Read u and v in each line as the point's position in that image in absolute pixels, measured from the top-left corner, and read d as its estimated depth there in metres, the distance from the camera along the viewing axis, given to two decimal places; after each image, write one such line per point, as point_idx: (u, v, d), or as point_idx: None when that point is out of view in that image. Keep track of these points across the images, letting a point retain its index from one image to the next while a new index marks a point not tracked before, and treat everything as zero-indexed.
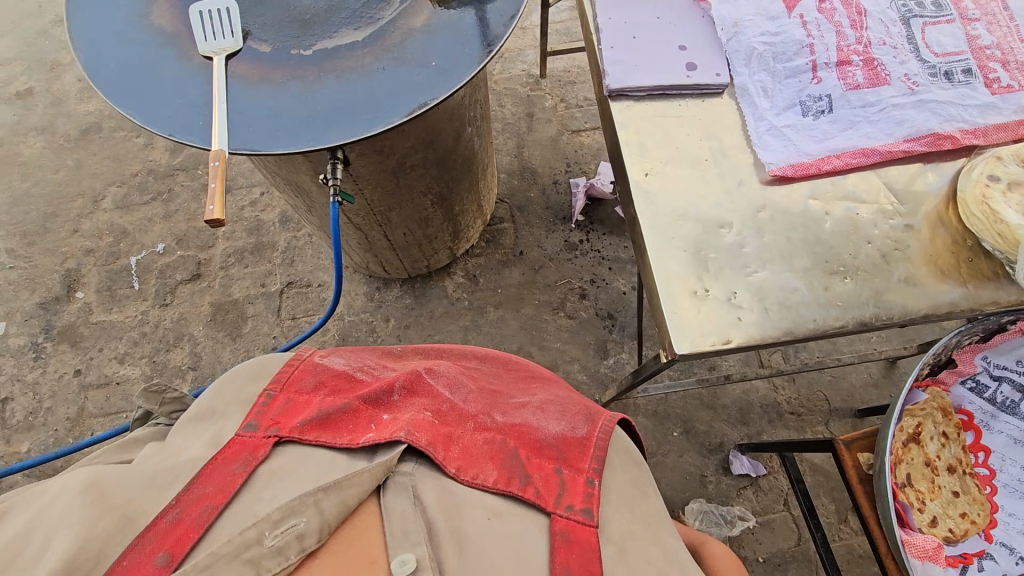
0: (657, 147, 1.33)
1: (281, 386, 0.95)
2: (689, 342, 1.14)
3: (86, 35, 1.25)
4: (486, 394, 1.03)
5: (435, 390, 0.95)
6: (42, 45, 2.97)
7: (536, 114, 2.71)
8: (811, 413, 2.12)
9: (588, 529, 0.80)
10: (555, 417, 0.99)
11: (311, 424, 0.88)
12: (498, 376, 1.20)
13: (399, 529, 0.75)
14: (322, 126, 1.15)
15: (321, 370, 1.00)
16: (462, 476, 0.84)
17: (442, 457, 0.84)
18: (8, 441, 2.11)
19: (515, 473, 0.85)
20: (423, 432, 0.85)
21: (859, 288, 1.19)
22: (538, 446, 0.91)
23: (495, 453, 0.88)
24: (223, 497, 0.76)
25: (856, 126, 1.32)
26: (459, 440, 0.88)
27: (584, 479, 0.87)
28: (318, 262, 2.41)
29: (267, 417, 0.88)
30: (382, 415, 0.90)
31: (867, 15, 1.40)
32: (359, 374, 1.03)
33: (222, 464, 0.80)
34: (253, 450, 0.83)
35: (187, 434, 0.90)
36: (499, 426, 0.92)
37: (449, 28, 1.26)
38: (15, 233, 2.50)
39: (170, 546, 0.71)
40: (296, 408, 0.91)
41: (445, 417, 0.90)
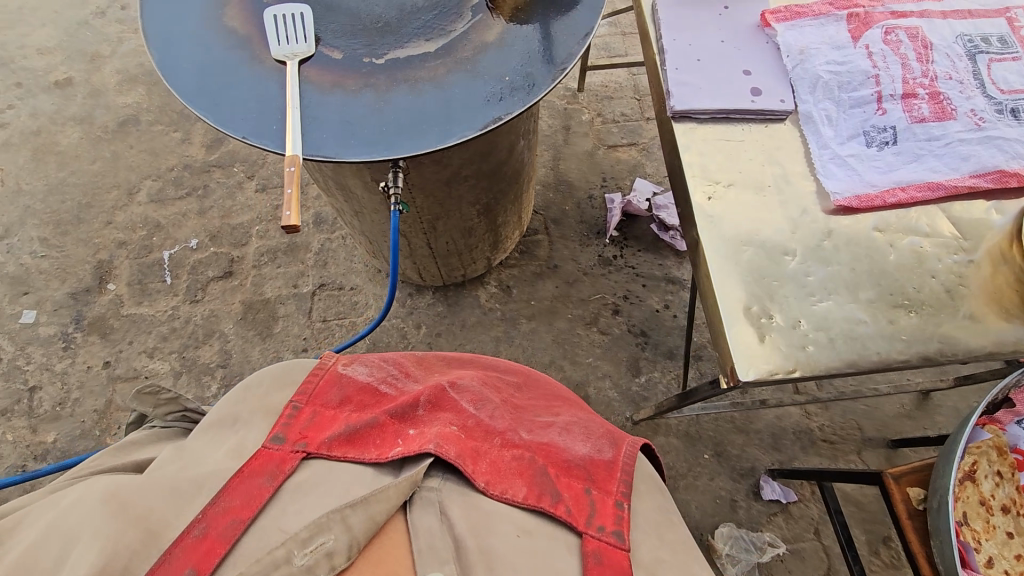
0: (720, 171, 1.33)
1: (307, 398, 0.95)
2: (754, 370, 1.14)
3: (162, 36, 1.27)
4: (511, 408, 1.03)
5: (459, 406, 0.95)
6: (83, 37, 3.00)
7: (573, 128, 2.74)
8: (844, 442, 2.11)
9: (620, 552, 0.81)
10: (581, 438, 0.99)
11: (338, 439, 0.89)
12: (522, 385, 1.19)
13: (427, 545, 0.78)
14: (396, 136, 1.16)
15: (347, 382, 1.00)
16: (491, 491, 0.86)
17: (471, 472, 0.86)
18: (34, 431, 2.09)
19: (546, 490, 0.87)
20: (451, 445, 0.87)
21: (924, 323, 1.18)
22: (567, 465, 0.91)
23: (524, 470, 0.88)
24: (249, 512, 0.78)
25: (921, 159, 1.29)
26: (486, 455, 0.89)
27: (613, 501, 0.88)
28: (351, 265, 2.41)
29: (295, 430, 0.90)
30: (409, 430, 0.90)
31: (932, 49, 1.39)
32: (383, 387, 1.02)
33: (250, 477, 0.82)
34: (279, 463, 0.85)
35: (211, 443, 0.91)
36: (527, 443, 0.92)
37: (521, 44, 1.27)
38: (49, 222, 2.50)
39: (197, 561, 0.73)
40: (323, 422, 0.92)
41: (471, 432, 0.91)
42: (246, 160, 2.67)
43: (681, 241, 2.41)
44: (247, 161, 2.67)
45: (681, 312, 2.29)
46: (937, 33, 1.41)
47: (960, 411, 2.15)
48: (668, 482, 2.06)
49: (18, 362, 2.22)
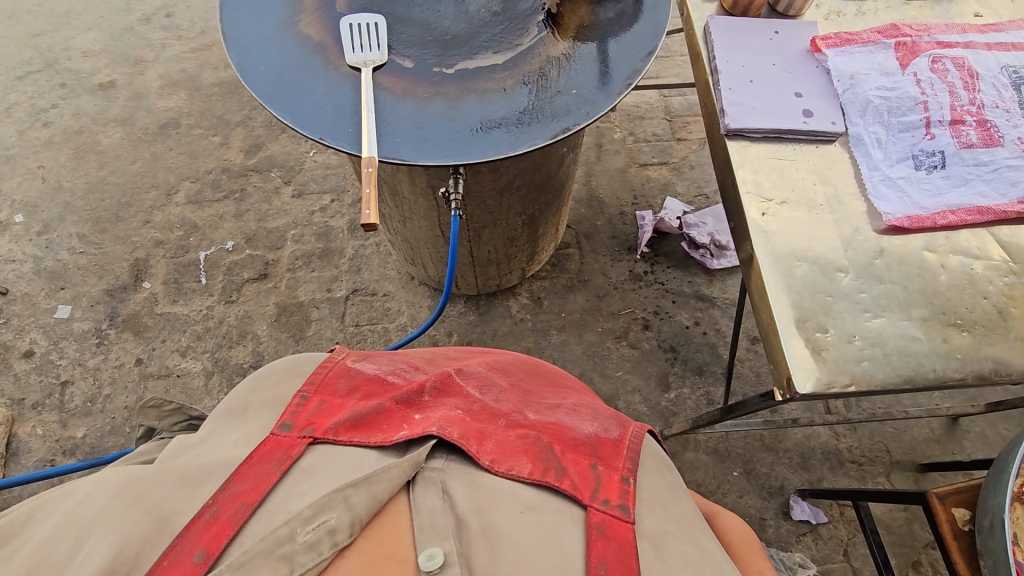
0: (773, 188, 1.37)
1: (316, 388, 0.94)
2: (811, 382, 1.16)
3: (241, 41, 1.32)
4: (518, 392, 1.05)
5: (465, 392, 0.96)
6: (129, 42, 3.09)
7: (605, 145, 2.80)
8: (872, 464, 2.10)
9: (625, 525, 0.79)
10: (588, 419, 1.01)
11: (345, 425, 0.86)
12: (529, 373, 1.18)
13: (428, 523, 0.73)
14: (468, 142, 1.20)
15: (356, 374, 1.00)
16: (497, 468, 0.82)
17: (475, 451, 0.83)
18: (65, 425, 2.09)
19: (551, 465, 0.85)
20: (455, 427, 0.84)
21: (978, 342, 1.20)
22: (573, 443, 0.91)
23: (529, 447, 0.87)
24: (257, 495, 0.74)
25: (969, 183, 1.32)
26: (492, 436, 0.87)
27: (619, 476, 0.86)
28: (384, 272, 2.44)
29: (302, 417, 0.86)
30: (414, 415, 0.88)
31: (979, 78, 1.43)
32: (391, 377, 1.01)
33: (258, 462, 0.79)
34: (287, 449, 0.81)
35: (222, 434, 0.89)
36: (532, 424, 0.93)
37: (585, 60, 1.31)
38: (88, 219, 2.55)
39: (207, 542, 0.69)
40: (331, 409, 0.89)
41: (476, 415, 0.91)
42: (283, 165, 2.72)
43: (711, 259, 2.43)
44: (284, 167, 2.71)
45: (711, 329, 2.30)
46: (983, 64, 1.46)
47: (989, 437, 2.14)
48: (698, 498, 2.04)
49: (52, 356, 2.24)
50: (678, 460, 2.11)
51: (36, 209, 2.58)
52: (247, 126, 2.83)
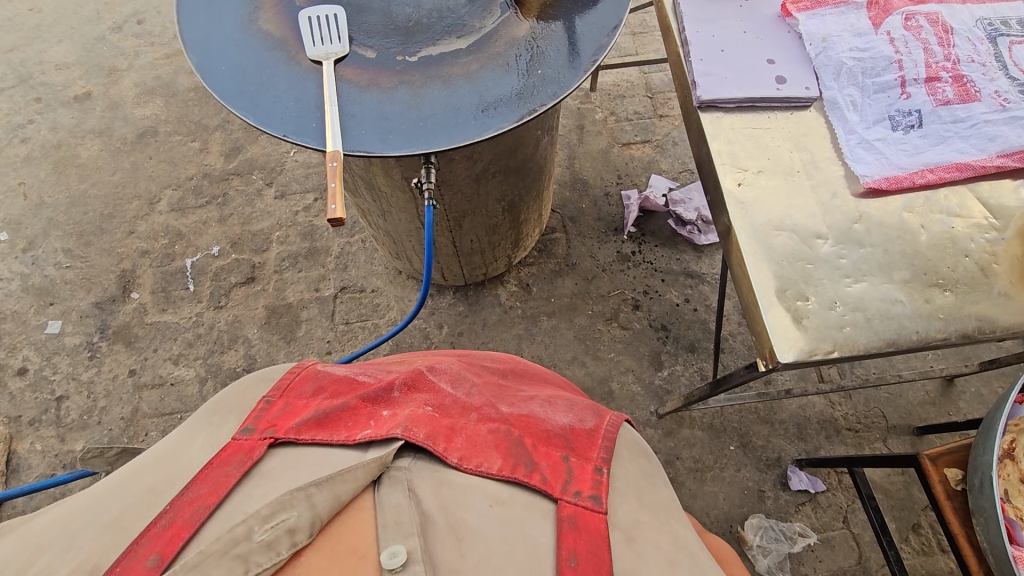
0: (749, 157, 1.36)
1: (281, 391, 0.93)
2: (794, 351, 1.14)
3: (199, 41, 1.30)
4: (492, 387, 1.04)
5: (436, 387, 0.94)
6: (101, 51, 3.06)
7: (587, 127, 2.77)
8: (868, 430, 2.09)
9: (597, 516, 0.77)
10: (563, 411, 1.00)
11: (308, 425, 0.85)
12: (506, 371, 1.18)
13: (393, 520, 0.68)
14: (435, 130, 1.18)
15: (323, 375, 0.99)
16: (465, 465, 0.80)
17: (443, 450, 0.80)
18: (63, 439, 2.10)
19: (521, 460, 0.82)
20: (422, 427, 0.82)
21: (960, 301, 1.19)
22: (547, 435, 0.89)
23: (500, 442, 0.84)
24: (215, 497, 0.71)
25: (948, 141, 1.30)
26: (462, 431, 0.85)
27: (592, 466, 0.84)
28: (371, 268, 2.43)
29: (265, 420, 0.86)
30: (382, 412, 0.86)
31: (953, 33, 1.41)
32: (360, 376, 1.00)
33: (218, 467, 0.77)
34: (248, 452, 0.79)
35: (187, 442, 0.88)
36: (504, 417, 0.91)
37: (552, 39, 1.29)
38: (72, 234, 2.54)
39: (162, 547, 0.65)
40: (295, 411, 0.89)
41: (446, 410, 0.88)
42: (264, 167, 2.70)
43: (699, 235, 2.42)
44: (265, 169, 2.70)
45: (701, 306, 2.30)
46: (957, 18, 1.43)
47: (985, 397, 2.13)
48: (694, 474, 2.04)
49: (46, 371, 2.24)
50: (675, 438, 2.09)
51: (20, 227, 2.57)
52: (226, 130, 2.81)
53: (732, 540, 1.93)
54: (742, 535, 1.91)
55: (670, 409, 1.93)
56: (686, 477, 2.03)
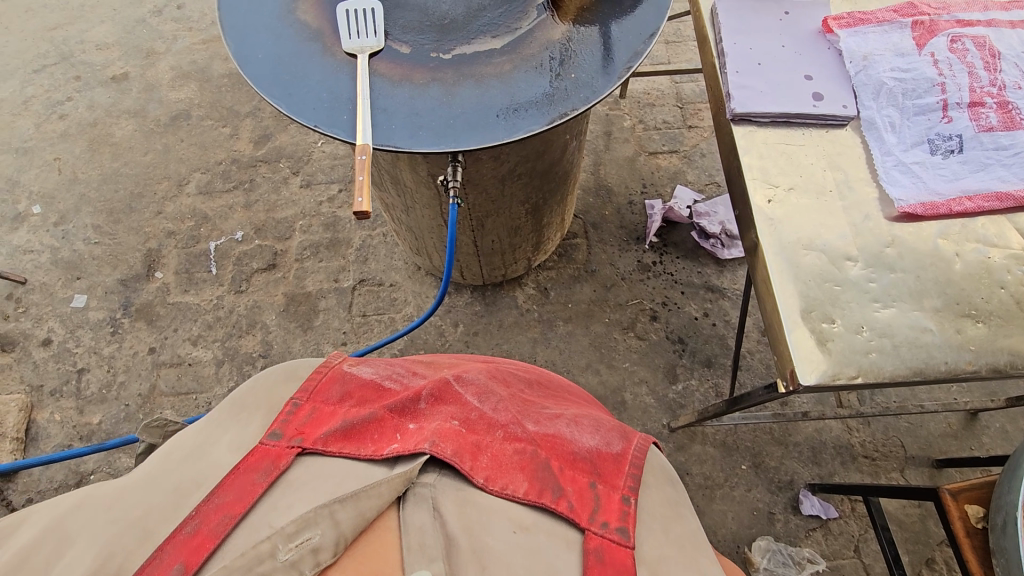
0: (781, 173, 1.33)
1: (308, 394, 0.91)
2: (816, 374, 1.12)
3: (239, 28, 1.32)
4: (517, 400, 1.00)
5: (463, 399, 0.91)
6: (140, 34, 3.12)
7: (614, 133, 2.75)
8: (886, 459, 2.04)
9: (623, 551, 0.76)
10: (589, 431, 0.95)
11: (335, 435, 0.84)
12: (530, 383, 1.16)
13: (416, 543, 0.70)
14: (464, 130, 1.18)
15: (350, 379, 0.97)
16: (491, 487, 0.80)
17: (469, 468, 0.80)
18: (81, 411, 2.14)
19: (547, 485, 0.81)
20: (449, 443, 0.82)
21: (992, 333, 1.16)
22: (573, 459, 0.87)
23: (526, 464, 0.83)
24: (241, 507, 0.72)
25: (988, 168, 1.26)
26: (488, 449, 0.84)
27: (619, 496, 0.83)
28: (391, 262, 2.44)
29: (292, 426, 0.85)
30: (408, 425, 0.86)
31: (1001, 58, 1.37)
32: (387, 382, 0.99)
33: (244, 473, 0.77)
34: (275, 459, 0.79)
35: (214, 433, 0.87)
36: (530, 437, 0.86)
37: (586, 44, 1.28)
38: (102, 210, 2.59)
39: (186, 556, 0.68)
40: (322, 418, 0.88)
41: (472, 426, 0.86)
42: (291, 156, 2.73)
43: (721, 249, 2.38)
44: (293, 157, 2.73)
45: (720, 321, 2.27)
46: (1005, 43, 1.39)
47: (1009, 433, 2.07)
48: (703, 491, 2.01)
49: (69, 344, 2.29)
50: (686, 453, 2.07)
51: (53, 200, 2.63)
52: (257, 117, 2.85)
53: (738, 561, 1.89)
54: (749, 556, 1.87)
55: (683, 423, 1.90)
56: (695, 493, 2.00)
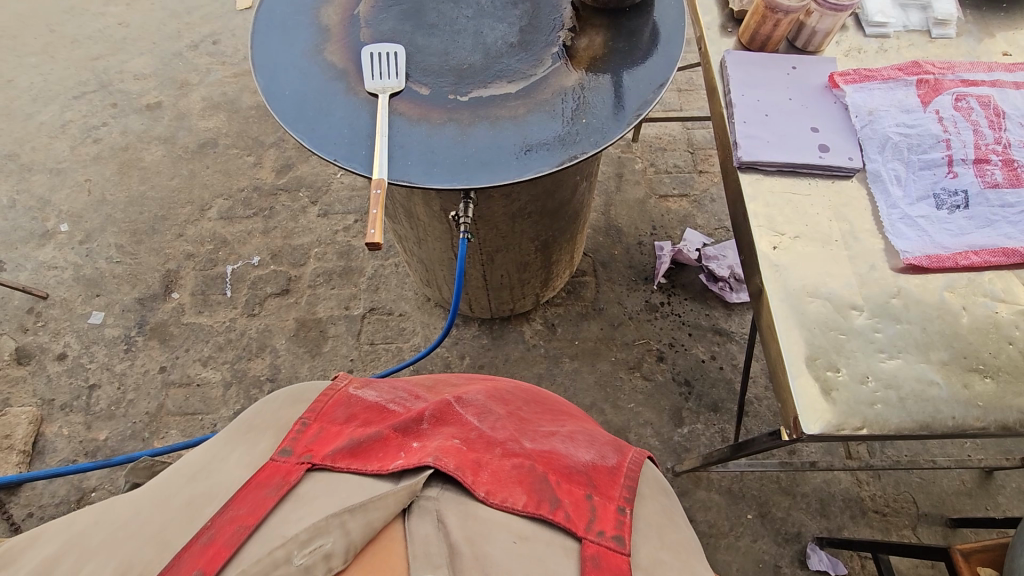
0: (786, 222, 1.35)
1: (315, 415, 0.93)
2: (821, 423, 1.11)
3: (268, 65, 1.39)
4: (516, 420, 1.04)
5: (464, 420, 0.95)
6: (176, 65, 3.28)
7: (625, 175, 2.80)
8: (897, 515, 1.98)
9: (620, 556, 0.77)
10: (585, 446, 1.01)
11: (342, 452, 0.85)
12: (528, 402, 1.17)
13: (423, 551, 0.70)
14: (477, 168, 1.22)
15: (355, 402, 1.00)
16: (492, 500, 0.80)
17: (470, 482, 0.81)
18: (89, 427, 2.17)
19: (545, 496, 0.83)
20: (451, 458, 0.82)
21: (1001, 389, 1.15)
22: (569, 472, 0.89)
23: (523, 478, 0.85)
24: (255, 519, 0.73)
25: (994, 224, 1.28)
26: (487, 466, 0.85)
27: (614, 507, 0.85)
28: (401, 292, 2.48)
29: (301, 444, 0.86)
30: (412, 444, 0.87)
31: (1005, 117, 1.40)
32: (390, 406, 1.01)
33: (256, 488, 0.78)
34: (285, 475, 0.80)
35: (223, 452, 0.89)
36: (528, 452, 0.91)
37: (598, 91, 1.33)
38: (126, 231, 2.68)
39: (203, 564, 0.68)
40: (328, 437, 0.89)
41: (473, 444, 0.89)
42: (311, 186, 2.81)
43: (730, 292, 2.39)
44: (312, 187, 2.81)
45: (727, 364, 2.25)
46: (1010, 103, 1.42)
47: None
48: (707, 539, 1.96)
49: (83, 359, 2.33)
50: (689, 498, 2.03)
51: (80, 219, 2.72)
52: (280, 147, 2.95)
53: None
54: None
55: (687, 467, 1.87)
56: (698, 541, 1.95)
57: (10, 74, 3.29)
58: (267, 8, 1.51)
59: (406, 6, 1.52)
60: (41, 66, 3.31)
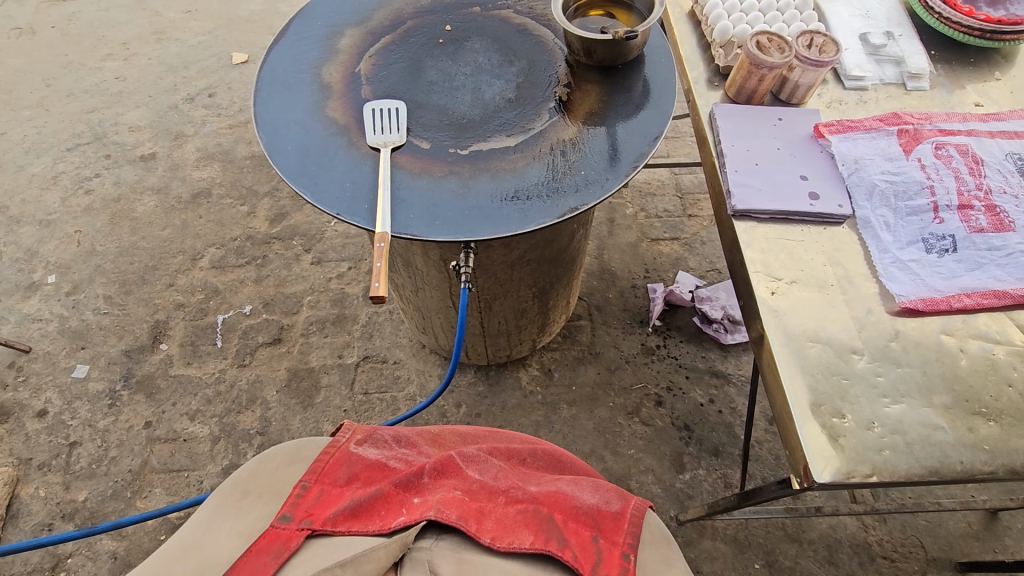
0: (782, 267, 1.38)
1: (316, 476, 0.91)
2: (830, 471, 1.10)
3: (270, 122, 1.41)
4: (518, 470, 1.02)
5: (465, 471, 0.94)
6: (172, 118, 3.33)
7: (617, 220, 2.85)
8: (906, 560, 1.94)
9: None
10: (588, 489, 0.96)
11: (343, 515, 0.82)
12: (533, 450, 1.14)
13: None
14: (480, 220, 1.24)
15: (356, 460, 0.96)
16: (497, 545, 0.80)
17: (476, 530, 0.81)
18: (67, 487, 2.08)
19: (553, 535, 0.81)
20: (453, 509, 0.82)
21: (1006, 433, 1.15)
22: (575, 512, 0.89)
23: (530, 521, 0.84)
24: None
25: (983, 267, 1.31)
26: (491, 514, 0.85)
27: (619, 551, 0.83)
28: (396, 339, 2.46)
29: (301, 508, 0.83)
30: (413, 498, 0.86)
31: (983, 164, 1.45)
32: (392, 462, 0.98)
33: (254, 555, 0.76)
34: (285, 541, 0.78)
35: (214, 524, 0.86)
36: (532, 497, 0.90)
37: (594, 142, 1.37)
38: (115, 281, 2.64)
39: None
40: (330, 500, 0.86)
41: (475, 495, 0.88)
42: (305, 234, 2.81)
43: (725, 334, 2.40)
44: (306, 236, 2.81)
45: (726, 408, 2.24)
46: (987, 151, 1.48)
47: None
48: None
49: (65, 416, 2.25)
50: (695, 548, 1.97)
51: (68, 270, 2.69)
52: (274, 196, 2.96)
53: None
54: None
55: (690, 516, 1.83)
56: None
57: (4, 127, 3.31)
58: (270, 66, 1.55)
59: (405, 64, 1.57)
60: (36, 120, 3.34)
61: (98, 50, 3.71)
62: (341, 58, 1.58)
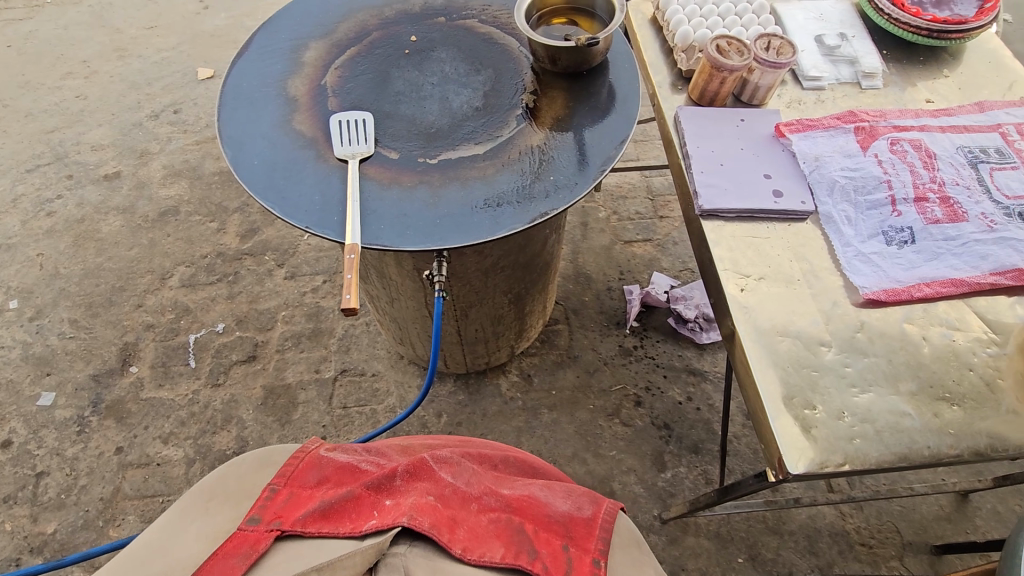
0: (750, 264, 1.41)
1: (286, 479, 0.90)
2: (804, 462, 1.12)
3: (235, 137, 1.40)
4: (492, 474, 1.02)
5: (437, 474, 0.92)
6: (136, 135, 3.26)
7: (590, 224, 2.88)
8: (883, 546, 1.99)
9: None
10: (562, 494, 0.96)
11: (313, 516, 0.82)
12: (508, 457, 1.14)
13: None
14: (450, 228, 1.24)
15: (327, 463, 0.95)
16: (468, 556, 0.79)
17: (448, 539, 0.79)
18: (35, 520, 2.00)
19: (523, 548, 0.82)
20: (426, 515, 0.80)
21: (968, 416, 1.19)
22: (547, 520, 0.89)
23: (501, 532, 0.85)
24: None
25: (940, 257, 1.36)
26: (464, 523, 0.84)
27: (590, 559, 0.83)
28: (373, 351, 2.44)
29: (270, 511, 0.83)
30: (385, 501, 0.84)
31: (936, 158, 1.51)
32: (364, 465, 0.98)
33: (222, 557, 0.75)
34: (253, 543, 0.77)
35: (180, 527, 0.82)
36: (504, 505, 0.91)
37: (561, 148, 1.39)
38: (81, 304, 2.57)
39: None
40: (299, 502, 0.85)
41: (448, 501, 0.87)
42: (277, 249, 2.78)
43: (700, 332, 2.43)
44: (278, 250, 2.77)
45: (704, 405, 2.27)
46: (939, 145, 1.54)
47: (1003, 515, 2.04)
48: None
49: (31, 446, 2.17)
50: (679, 546, 1.98)
51: (31, 295, 2.60)
52: (244, 212, 2.92)
53: None
54: None
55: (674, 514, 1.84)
56: None
57: None
58: (233, 81, 1.53)
59: (371, 75, 1.57)
60: None
61: (57, 68, 3.62)
62: (306, 71, 1.57)
